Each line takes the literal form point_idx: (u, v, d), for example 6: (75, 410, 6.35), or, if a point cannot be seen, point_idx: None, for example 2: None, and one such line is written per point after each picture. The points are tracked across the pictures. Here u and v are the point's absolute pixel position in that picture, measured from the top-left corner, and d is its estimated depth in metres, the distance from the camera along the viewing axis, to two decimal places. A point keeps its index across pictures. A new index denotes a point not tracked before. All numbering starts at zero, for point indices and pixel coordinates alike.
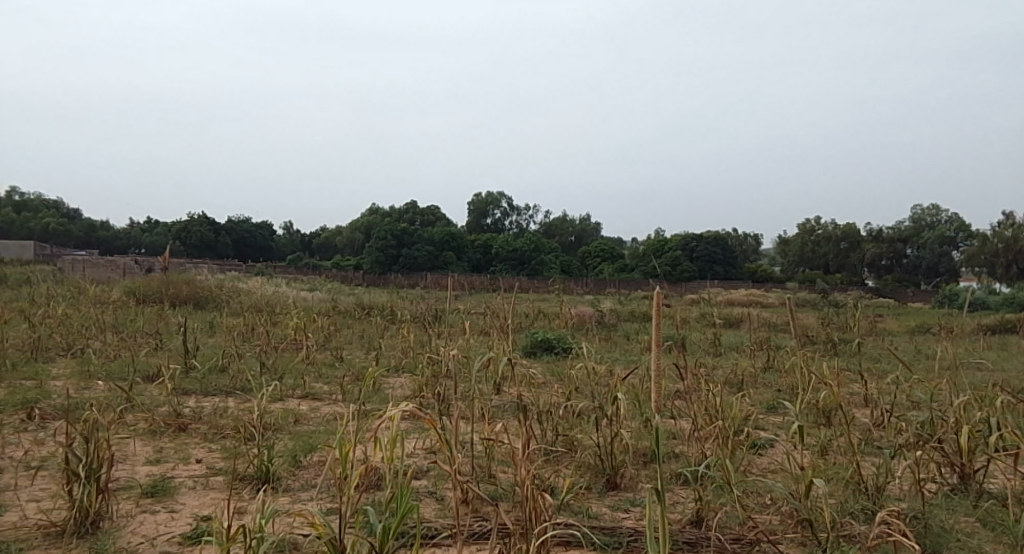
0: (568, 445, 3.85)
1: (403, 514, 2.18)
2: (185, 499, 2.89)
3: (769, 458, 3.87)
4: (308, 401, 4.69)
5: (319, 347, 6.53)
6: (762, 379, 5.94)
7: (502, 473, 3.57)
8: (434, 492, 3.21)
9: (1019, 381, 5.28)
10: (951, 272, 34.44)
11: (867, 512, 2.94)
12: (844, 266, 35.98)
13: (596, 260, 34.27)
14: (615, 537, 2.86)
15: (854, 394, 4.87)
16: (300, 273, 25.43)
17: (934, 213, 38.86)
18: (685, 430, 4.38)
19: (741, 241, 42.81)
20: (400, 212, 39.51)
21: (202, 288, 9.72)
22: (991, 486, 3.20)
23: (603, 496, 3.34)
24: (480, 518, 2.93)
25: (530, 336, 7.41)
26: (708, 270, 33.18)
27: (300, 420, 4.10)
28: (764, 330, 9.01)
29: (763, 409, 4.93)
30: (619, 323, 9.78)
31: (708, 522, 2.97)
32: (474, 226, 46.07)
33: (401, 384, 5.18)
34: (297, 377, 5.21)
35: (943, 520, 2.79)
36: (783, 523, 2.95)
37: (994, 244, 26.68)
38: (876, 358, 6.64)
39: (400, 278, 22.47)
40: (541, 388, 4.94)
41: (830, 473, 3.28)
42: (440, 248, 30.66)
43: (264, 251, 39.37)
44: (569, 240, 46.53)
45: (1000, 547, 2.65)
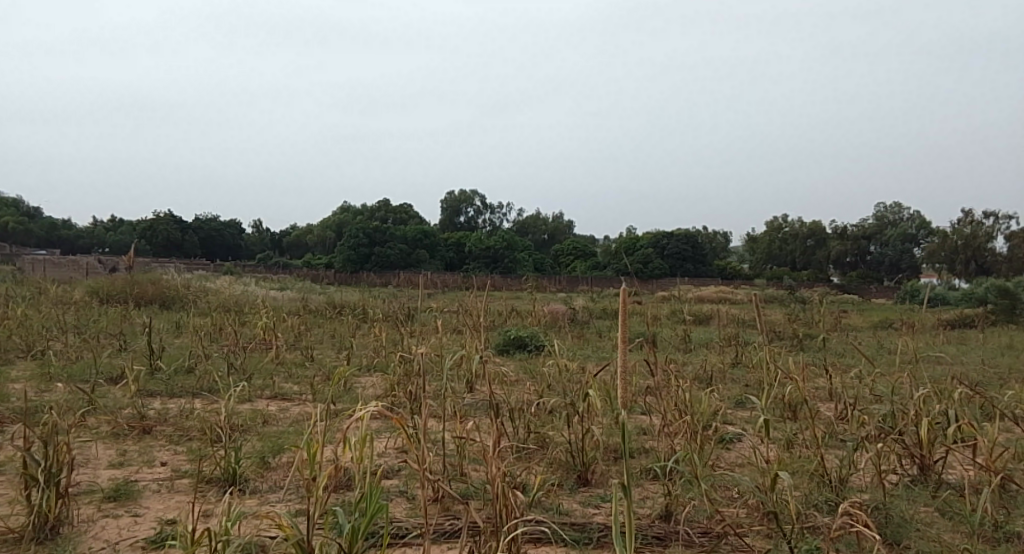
0: (540, 442, 3.86)
1: (372, 514, 2.17)
2: (150, 503, 2.84)
3: (736, 453, 3.94)
4: (278, 401, 4.64)
5: (289, 347, 6.46)
6: (731, 374, 6.03)
7: (474, 471, 3.58)
8: (405, 491, 3.19)
9: (977, 374, 5.44)
10: (914, 268, 35.31)
11: (831, 504, 3.01)
12: (810, 263, 36.73)
13: (569, 257, 34.41)
14: (586, 533, 2.88)
15: (819, 388, 4.98)
16: (270, 272, 25.14)
17: (896, 211, 39.79)
18: (654, 425, 4.43)
19: (711, 239, 43.42)
20: (372, 210, 39.21)
21: (168, 287, 9.54)
22: (950, 476, 3.28)
23: (574, 493, 3.36)
24: (451, 517, 2.93)
25: (503, 334, 7.42)
26: (679, 267, 33.55)
27: (269, 421, 4.05)
28: (733, 326, 9.14)
29: (731, 405, 5.01)
30: (591, 320, 9.84)
31: (677, 516, 3.00)
32: (446, 225, 45.99)
33: (373, 383, 5.15)
34: (266, 377, 5.15)
35: (904, 510, 2.86)
36: (749, 516, 3.00)
37: (953, 240, 27.39)
38: (841, 353, 6.79)
39: (372, 276, 22.33)
40: (513, 386, 4.96)
41: (795, 466, 3.35)
42: (414, 247, 30.51)
43: (232, 249, 38.81)
44: (542, 237, 46.65)
45: (958, 535, 2.73)
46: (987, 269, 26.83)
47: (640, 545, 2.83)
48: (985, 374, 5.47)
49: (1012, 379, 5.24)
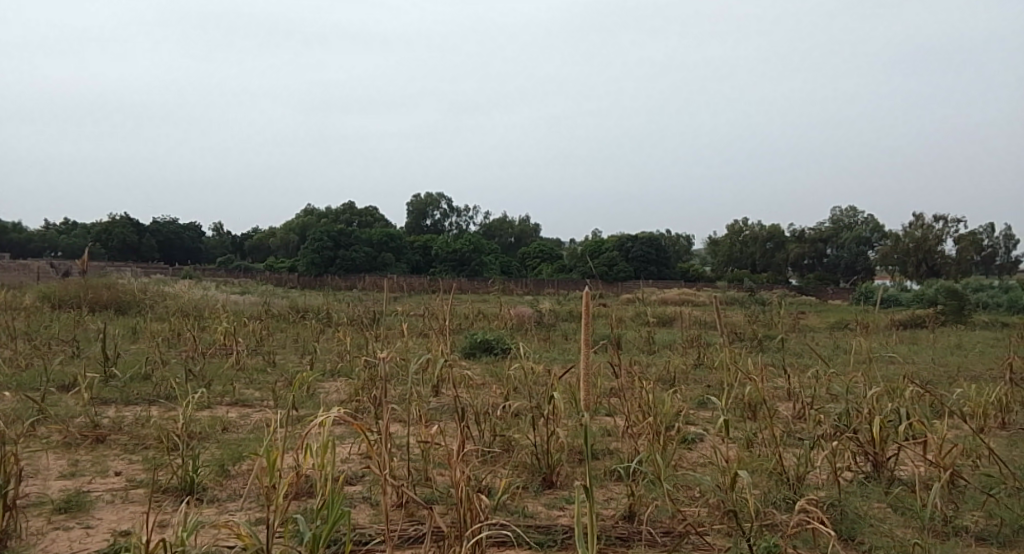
0: (505, 445, 3.87)
1: (334, 521, 2.14)
2: (103, 514, 2.76)
3: (698, 452, 4.00)
4: (239, 408, 4.56)
5: (250, 352, 6.35)
6: (693, 374, 6.12)
7: (439, 475, 3.57)
8: (369, 497, 3.16)
9: (928, 373, 5.61)
10: (868, 270, 36.28)
11: (789, 502, 3.08)
12: (770, 265, 37.47)
13: (535, 260, 34.48)
14: (550, 535, 2.90)
15: (778, 388, 5.09)
16: (231, 276, 24.69)
17: (852, 214, 40.86)
18: (618, 427, 4.47)
19: (674, 242, 44.03)
20: (336, 213, 38.76)
21: (124, 292, 9.30)
22: (902, 473, 3.38)
23: (539, 495, 3.37)
24: (415, 522, 2.92)
25: (470, 337, 7.41)
26: (643, 270, 33.93)
27: (229, 427, 3.98)
28: (695, 328, 9.29)
29: (694, 405, 5.09)
30: (557, 323, 9.88)
31: (640, 517, 3.03)
32: (412, 227, 45.76)
33: (336, 388, 5.09)
34: (226, 383, 5.06)
35: (859, 507, 2.94)
36: (710, 515, 3.04)
37: (906, 243, 28.20)
38: (799, 354, 6.94)
39: (337, 280, 22.08)
40: (479, 389, 4.96)
41: (755, 465, 3.41)
42: (379, 250, 30.27)
43: (192, 253, 38.04)
44: (508, 240, 46.70)
45: (910, 530, 2.81)
46: (937, 272, 27.70)
47: (603, 546, 2.85)
48: (935, 373, 5.65)
49: (960, 377, 5.42)
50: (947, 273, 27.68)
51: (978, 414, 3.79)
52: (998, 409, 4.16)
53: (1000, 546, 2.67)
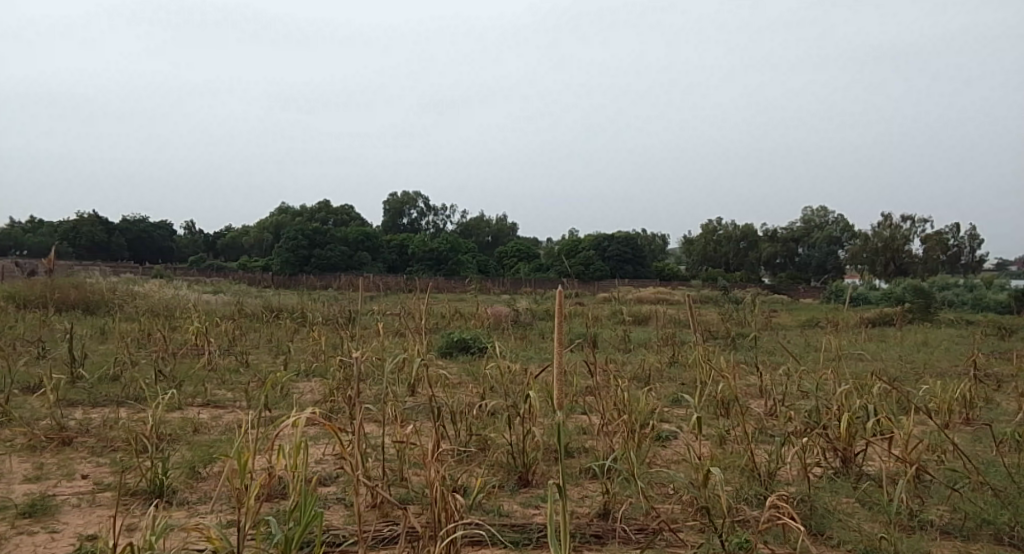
0: (481, 444, 3.87)
1: (306, 523, 2.12)
2: (68, 518, 2.71)
3: (672, 450, 4.04)
4: (210, 409, 4.50)
5: (222, 352, 6.27)
6: (668, 372, 6.18)
7: (414, 475, 3.56)
8: (343, 498, 3.14)
9: (895, 370, 5.73)
10: (838, 269, 36.89)
11: (760, 498, 3.12)
12: (743, 265, 37.93)
13: (512, 259, 34.49)
14: (525, 534, 2.90)
15: (750, 385, 5.15)
16: (203, 275, 24.34)
17: (823, 214, 41.52)
18: (594, 425, 4.50)
19: (650, 241, 44.36)
20: (311, 211, 38.38)
21: (93, 292, 9.12)
22: (870, 468, 3.45)
23: (514, 494, 3.38)
24: (390, 523, 2.90)
25: (446, 336, 7.39)
26: (619, 269, 34.13)
27: (199, 429, 3.92)
28: (670, 327, 9.36)
29: (668, 403, 5.13)
30: (534, 322, 9.89)
31: (614, 514, 3.05)
32: (388, 226, 45.51)
33: (311, 388, 5.05)
34: (198, 384, 4.99)
35: (828, 502, 2.99)
36: (683, 511, 3.07)
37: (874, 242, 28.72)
38: (771, 351, 7.04)
39: (312, 279, 21.88)
40: (455, 388, 4.95)
41: (727, 462, 3.45)
42: (354, 249, 30.06)
43: (163, 251, 37.44)
44: (485, 239, 46.65)
45: (877, 524, 2.86)
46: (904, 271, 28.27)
47: (578, 543, 2.86)
48: (902, 370, 5.78)
49: (926, 374, 5.54)
50: (914, 272, 28.26)
51: (943, 410, 3.88)
52: (963, 405, 4.26)
53: (963, 539, 2.73)
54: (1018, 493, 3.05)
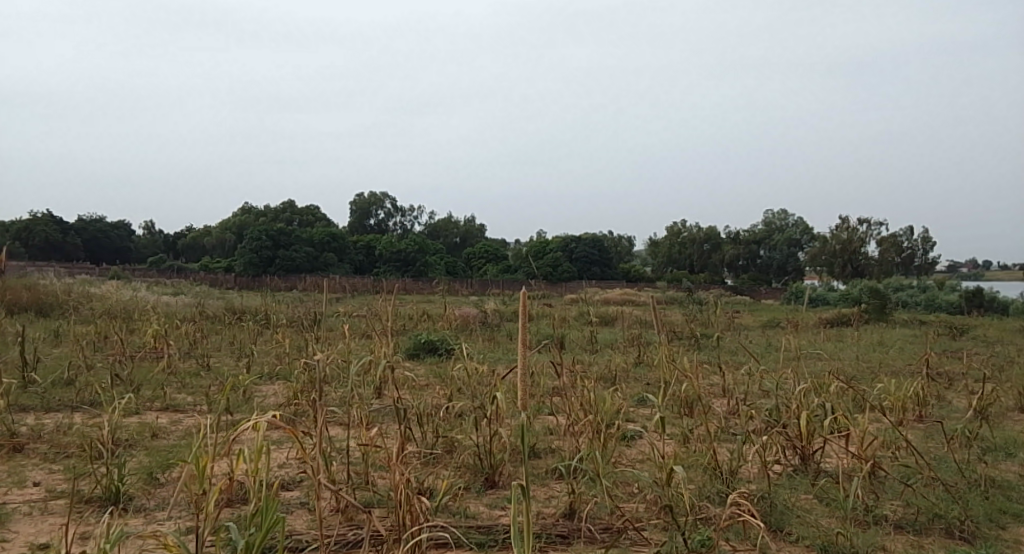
0: (447, 446, 3.85)
1: (268, 528, 2.09)
2: (19, 527, 2.63)
3: (637, 449, 4.09)
4: (169, 413, 4.40)
5: (182, 356, 6.14)
6: (634, 373, 6.24)
7: (379, 478, 3.53)
8: (306, 502, 3.11)
9: (852, 369, 5.88)
10: (799, 271, 37.68)
11: (722, 495, 3.18)
12: (707, 266, 38.50)
13: (479, 260, 34.44)
14: (491, 535, 2.90)
15: (713, 385, 5.23)
16: (162, 277, 23.81)
17: (784, 217, 42.39)
18: (560, 425, 4.52)
19: (616, 243, 44.78)
20: (276, 211, 37.80)
21: (46, 294, 8.86)
22: (828, 465, 3.53)
23: (481, 495, 3.38)
24: (354, 527, 2.87)
25: (413, 338, 7.35)
26: (586, 271, 34.36)
27: (158, 434, 3.84)
28: (636, 328, 9.46)
29: (634, 403, 5.19)
30: (502, 323, 9.88)
31: (580, 514, 3.07)
32: (355, 227, 45.08)
33: (274, 392, 4.98)
34: (156, 388, 4.88)
35: (787, 498, 3.06)
36: (648, 510, 3.10)
37: (833, 244, 29.40)
38: (734, 351, 7.17)
39: (276, 280, 21.54)
40: (422, 389, 4.94)
41: (690, 460, 3.50)
42: (320, 250, 29.71)
43: (121, 252, 36.52)
44: (452, 241, 46.50)
45: (834, 520, 2.93)
46: (861, 272, 29.03)
47: (542, 543, 2.87)
48: (859, 369, 5.93)
49: (881, 373, 5.70)
50: (870, 273, 29.02)
51: (897, 407, 3.99)
52: (916, 402, 4.39)
53: (916, 533, 2.81)
54: (966, 487, 3.15)
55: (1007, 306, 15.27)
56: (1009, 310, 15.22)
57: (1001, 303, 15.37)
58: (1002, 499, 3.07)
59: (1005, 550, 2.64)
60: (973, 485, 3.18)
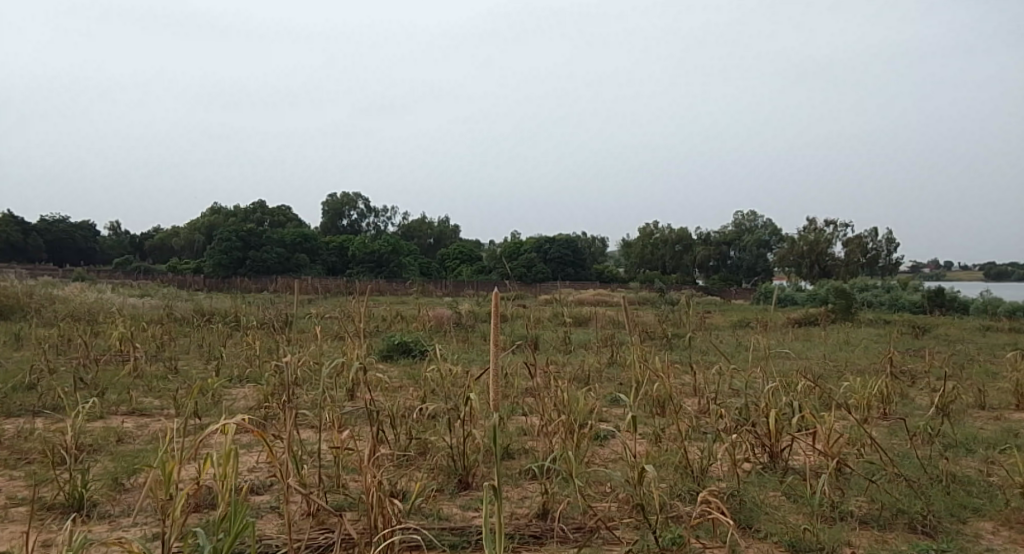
0: (420, 448, 3.84)
1: (236, 533, 2.06)
2: None
3: (610, 448, 4.12)
4: (135, 418, 4.32)
5: (149, 359, 6.02)
6: (607, 373, 6.28)
7: (352, 481, 3.50)
8: (276, 506, 3.07)
9: (819, 368, 5.99)
10: (768, 271, 38.26)
11: (693, 494, 3.21)
12: (678, 267, 38.91)
13: (453, 261, 34.37)
14: (464, 537, 2.90)
15: (685, 384, 5.28)
16: (129, 278, 23.35)
17: (753, 218, 43.01)
18: (534, 425, 4.53)
19: (589, 244, 45.03)
20: (246, 212, 37.29)
21: (7, 296, 8.63)
22: (795, 462, 3.59)
23: (454, 497, 3.37)
24: (326, 530, 2.84)
25: (387, 340, 7.31)
26: (560, 271, 34.48)
27: (123, 439, 3.76)
28: (609, 328, 9.53)
29: (607, 403, 5.23)
30: (476, 324, 9.87)
31: (552, 514, 3.08)
32: (327, 227, 44.67)
33: (244, 394, 4.91)
34: (122, 391, 4.78)
35: (756, 496, 3.10)
36: (620, 509, 3.13)
37: (801, 245, 29.95)
38: (705, 351, 7.26)
39: (246, 282, 21.25)
40: (395, 391, 4.92)
41: (662, 459, 3.53)
42: (292, 250, 29.39)
43: (86, 253, 35.74)
44: (426, 242, 46.33)
45: (801, 516, 2.98)
46: (828, 272, 29.57)
47: (515, 544, 2.87)
48: (826, 367, 6.04)
49: (847, 371, 5.82)
50: (837, 274, 29.57)
51: (862, 405, 4.07)
52: (880, 400, 4.48)
53: (880, 528, 2.87)
54: (929, 483, 3.23)
55: (967, 305, 15.69)
56: (969, 309, 15.63)
57: (961, 302, 15.78)
58: (962, 494, 3.15)
59: (965, 543, 2.71)
60: (935, 481, 3.26)
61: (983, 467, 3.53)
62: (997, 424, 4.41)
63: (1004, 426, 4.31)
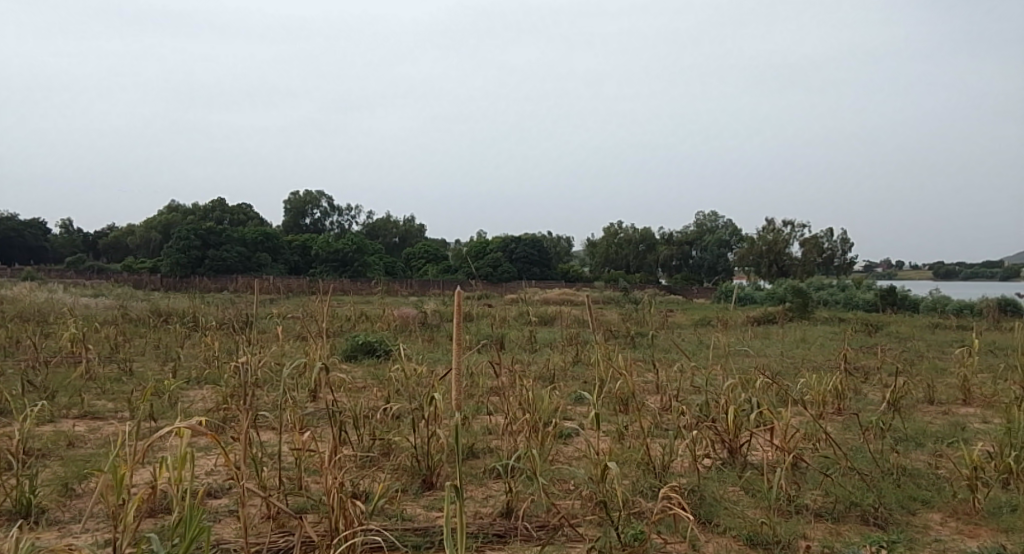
0: (384, 449, 3.80)
1: (192, 538, 2.01)
2: None
3: (573, 446, 4.15)
4: (87, 421, 4.19)
5: (102, 360, 5.86)
6: (571, 371, 6.31)
7: (313, 483, 3.46)
8: (235, 510, 3.01)
9: (778, 365, 6.12)
10: (728, 271, 38.95)
11: (655, 490, 3.25)
12: (642, 267, 39.34)
13: (419, 261, 34.20)
14: (427, 537, 2.89)
15: (648, 382, 5.35)
16: (80, 278, 22.67)
17: (714, 218, 43.75)
18: (498, 424, 4.53)
19: (554, 244, 45.22)
20: (205, 210, 36.49)
21: None
22: (754, 458, 3.66)
23: (418, 497, 3.35)
24: (286, 533, 2.80)
25: (350, 340, 7.24)
26: (525, 271, 34.56)
27: (75, 443, 3.66)
28: (574, 326, 9.59)
29: (571, 401, 5.27)
30: (442, 324, 9.82)
31: (517, 512, 3.08)
32: (289, 226, 44.01)
33: (202, 396, 4.81)
34: (73, 394, 4.65)
35: (715, 491, 3.16)
36: (583, 506, 3.14)
37: (760, 245, 30.55)
38: (667, 350, 7.36)
39: (205, 281, 20.83)
40: (359, 392, 4.87)
41: (624, 456, 3.57)
42: (254, 249, 28.88)
43: (36, 251, 34.60)
44: (391, 241, 45.98)
45: (758, 510, 3.04)
46: (785, 271, 30.22)
47: (479, 543, 2.87)
48: (784, 364, 6.18)
49: (804, 368, 5.96)
50: (794, 273, 30.24)
51: (818, 401, 4.18)
52: (835, 396, 4.60)
53: (834, 520, 2.95)
54: (880, 476, 3.33)
55: (917, 303, 16.18)
56: (919, 308, 16.12)
57: (911, 301, 16.26)
58: (912, 486, 3.25)
59: (915, 535, 2.80)
60: (886, 474, 3.36)
61: (932, 460, 3.65)
62: (945, 418, 4.56)
63: (951, 420, 4.46)
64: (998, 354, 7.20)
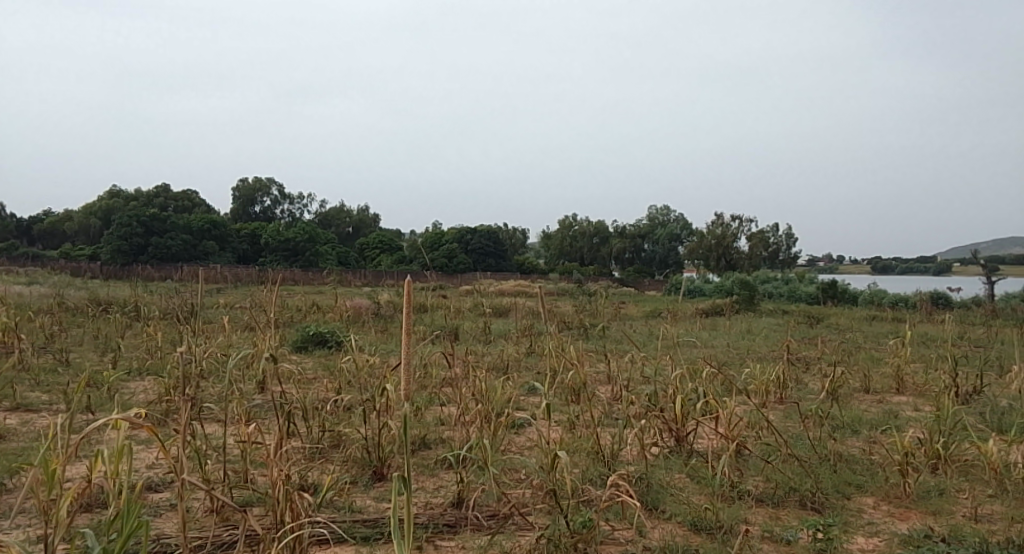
0: (334, 441, 3.76)
1: (129, 533, 1.94)
2: None
3: (525, 436, 4.19)
4: (20, 414, 4.03)
5: (35, 350, 5.60)
6: (524, 362, 6.35)
7: (260, 475, 3.40)
8: (177, 504, 2.94)
9: (724, 356, 6.27)
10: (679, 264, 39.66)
11: (604, 477, 3.30)
12: (595, 260, 39.80)
13: (373, 252, 33.86)
14: (377, 528, 2.87)
15: (599, 372, 5.40)
16: (13, 265, 21.68)
17: (665, 213, 44.51)
18: (450, 414, 4.53)
19: (510, 236, 45.32)
20: (148, 196, 35.24)
21: None
22: (700, 445, 3.74)
23: (368, 488, 3.32)
24: (230, 526, 2.74)
25: (301, 331, 7.10)
26: (481, 262, 34.60)
27: (4, 436, 3.51)
28: (528, 317, 9.63)
29: (524, 391, 5.30)
30: (395, 315, 9.74)
31: (467, 502, 3.08)
32: (237, 215, 42.89)
33: (144, 388, 4.66)
34: (5, 386, 4.45)
35: (662, 478, 3.23)
36: (533, 495, 3.15)
37: (708, 239, 31.02)
38: (618, 341, 7.47)
39: (148, 269, 20.15)
40: (310, 383, 4.80)
41: (575, 446, 3.60)
42: (199, 238, 28.08)
43: None
44: (344, 231, 45.32)
45: (703, 495, 3.12)
46: (733, 265, 30.89)
47: (430, 533, 2.86)
48: (730, 355, 6.34)
49: (748, 359, 6.13)
50: (741, 266, 30.98)
51: (761, 390, 4.31)
52: (778, 386, 4.74)
53: (774, 505, 3.04)
54: (818, 462, 3.45)
55: (856, 297, 16.77)
56: (858, 301, 16.72)
57: (851, 295, 16.86)
58: (848, 472, 3.37)
59: (849, 518, 2.91)
60: (824, 460, 3.49)
61: (866, 446, 3.79)
62: (879, 406, 4.75)
63: (886, 408, 4.65)
64: (930, 345, 7.54)
